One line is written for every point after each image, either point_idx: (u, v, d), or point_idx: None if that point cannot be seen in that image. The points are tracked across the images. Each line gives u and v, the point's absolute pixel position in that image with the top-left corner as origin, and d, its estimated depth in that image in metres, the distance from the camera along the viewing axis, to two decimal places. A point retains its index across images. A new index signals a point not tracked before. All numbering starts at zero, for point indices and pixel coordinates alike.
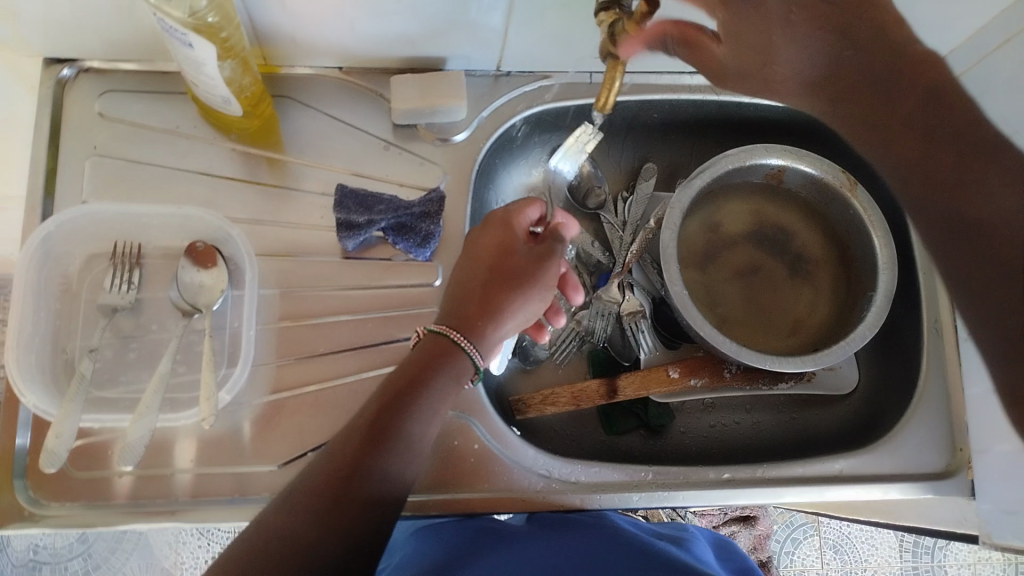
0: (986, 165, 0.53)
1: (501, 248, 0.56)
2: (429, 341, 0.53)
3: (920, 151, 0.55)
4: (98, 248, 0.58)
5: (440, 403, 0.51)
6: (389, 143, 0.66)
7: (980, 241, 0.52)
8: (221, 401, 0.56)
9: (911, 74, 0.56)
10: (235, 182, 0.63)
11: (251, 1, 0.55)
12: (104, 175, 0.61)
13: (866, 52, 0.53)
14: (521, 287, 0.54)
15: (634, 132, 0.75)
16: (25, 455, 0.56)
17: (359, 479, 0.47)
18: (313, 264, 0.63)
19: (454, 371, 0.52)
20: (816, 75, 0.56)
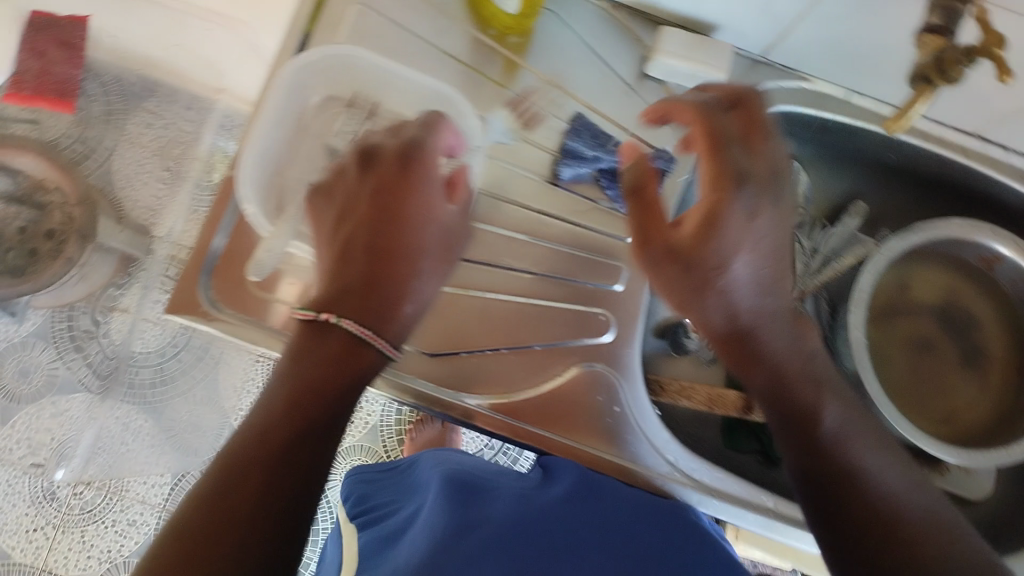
0: (801, 372, 0.54)
1: (389, 208, 0.50)
2: (300, 332, 0.50)
3: (788, 376, 0.54)
4: (338, 92, 0.59)
5: (331, 397, 0.48)
6: (631, 89, 0.64)
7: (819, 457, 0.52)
8: None
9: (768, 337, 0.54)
10: (478, 76, 0.63)
11: None
12: (363, 25, 0.61)
13: (774, 301, 0.54)
14: (412, 264, 0.50)
15: (860, 167, 0.72)
16: (215, 259, 0.58)
17: (248, 501, 0.44)
18: (520, 177, 0.63)
19: (353, 360, 0.49)
20: (723, 318, 0.54)
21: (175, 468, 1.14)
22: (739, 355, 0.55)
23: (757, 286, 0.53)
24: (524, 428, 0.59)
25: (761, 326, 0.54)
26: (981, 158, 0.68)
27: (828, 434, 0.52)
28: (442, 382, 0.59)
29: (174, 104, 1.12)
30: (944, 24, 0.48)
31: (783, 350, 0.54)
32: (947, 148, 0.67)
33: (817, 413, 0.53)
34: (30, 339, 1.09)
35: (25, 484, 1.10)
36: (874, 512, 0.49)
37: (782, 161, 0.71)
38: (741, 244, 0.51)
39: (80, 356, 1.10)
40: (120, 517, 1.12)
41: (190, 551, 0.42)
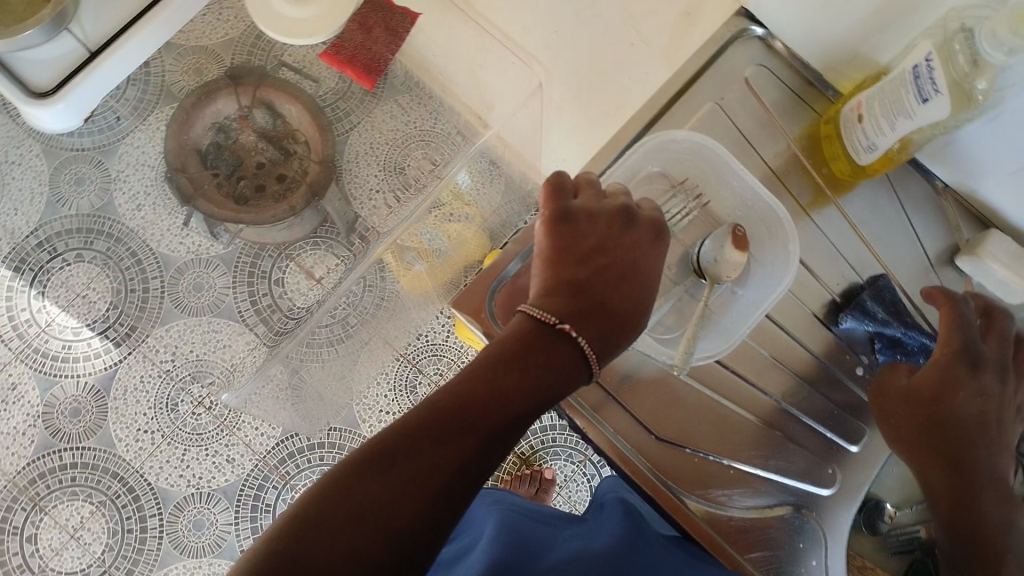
0: (1000, 532, 0.54)
1: (634, 262, 0.56)
2: (533, 331, 0.52)
3: (975, 525, 0.54)
4: (672, 171, 0.63)
5: (534, 400, 0.50)
6: (932, 269, 0.65)
7: None
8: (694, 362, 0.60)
9: (971, 477, 0.54)
10: (793, 202, 0.65)
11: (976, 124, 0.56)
12: (712, 122, 0.65)
13: (985, 457, 0.55)
14: (631, 309, 0.55)
15: None
16: (503, 278, 0.61)
17: (445, 466, 0.46)
18: (795, 305, 0.64)
19: (563, 377, 0.52)
20: (931, 444, 0.56)
21: (290, 428, 1.11)
22: (935, 483, 0.55)
23: (973, 429, 0.55)
24: (718, 539, 0.59)
25: (971, 468, 0.54)
26: None
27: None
28: (658, 463, 0.59)
29: (424, 106, 1.09)
30: None
31: (991, 499, 0.54)
32: None
33: (996, 562, 0.53)
34: (216, 261, 1.12)
35: (157, 387, 1.09)
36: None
37: None
38: (975, 389, 0.55)
39: (250, 290, 1.12)
40: (223, 450, 1.10)
41: (385, 490, 0.44)
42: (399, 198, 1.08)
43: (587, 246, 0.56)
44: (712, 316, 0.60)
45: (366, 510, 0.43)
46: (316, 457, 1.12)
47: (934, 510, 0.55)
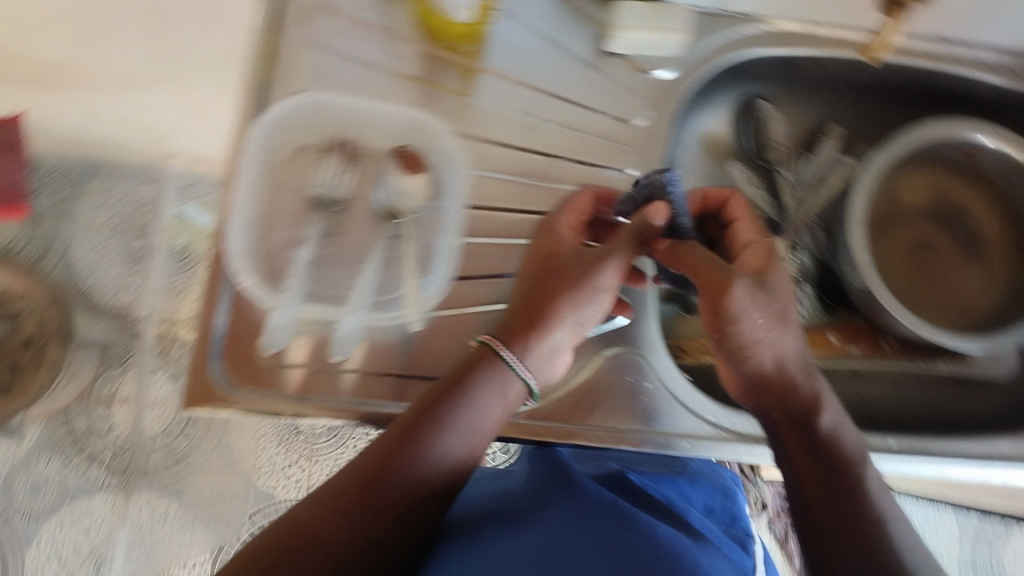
0: (834, 436, 0.52)
1: (553, 251, 0.56)
2: (475, 353, 0.54)
3: (805, 433, 0.52)
4: (307, 139, 0.58)
5: (470, 416, 0.52)
6: (594, 68, 0.62)
7: (847, 510, 0.49)
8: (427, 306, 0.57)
9: (791, 388, 0.53)
10: (435, 89, 0.61)
11: None
12: (313, 67, 0.59)
13: (800, 364, 0.54)
14: (563, 284, 0.54)
15: (824, 90, 0.72)
16: (220, 340, 0.56)
17: (383, 492, 0.50)
18: (497, 182, 0.61)
19: (493, 383, 0.53)
20: (758, 359, 0.53)
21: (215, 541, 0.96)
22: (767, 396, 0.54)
23: (783, 337, 0.53)
24: (568, 426, 0.60)
25: (791, 378, 0.53)
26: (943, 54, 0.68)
27: (848, 532, 0.48)
28: None
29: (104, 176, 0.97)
30: None
31: (821, 409, 0.53)
32: (912, 56, 0.68)
33: (836, 460, 0.51)
34: (32, 456, 0.86)
35: None
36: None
37: (753, 103, 0.72)
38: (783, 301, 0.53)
39: (88, 458, 0.88)
40: None
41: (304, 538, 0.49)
42: None
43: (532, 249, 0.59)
44: (431, 244, 0.57)
45: (300, 539, 0.49)
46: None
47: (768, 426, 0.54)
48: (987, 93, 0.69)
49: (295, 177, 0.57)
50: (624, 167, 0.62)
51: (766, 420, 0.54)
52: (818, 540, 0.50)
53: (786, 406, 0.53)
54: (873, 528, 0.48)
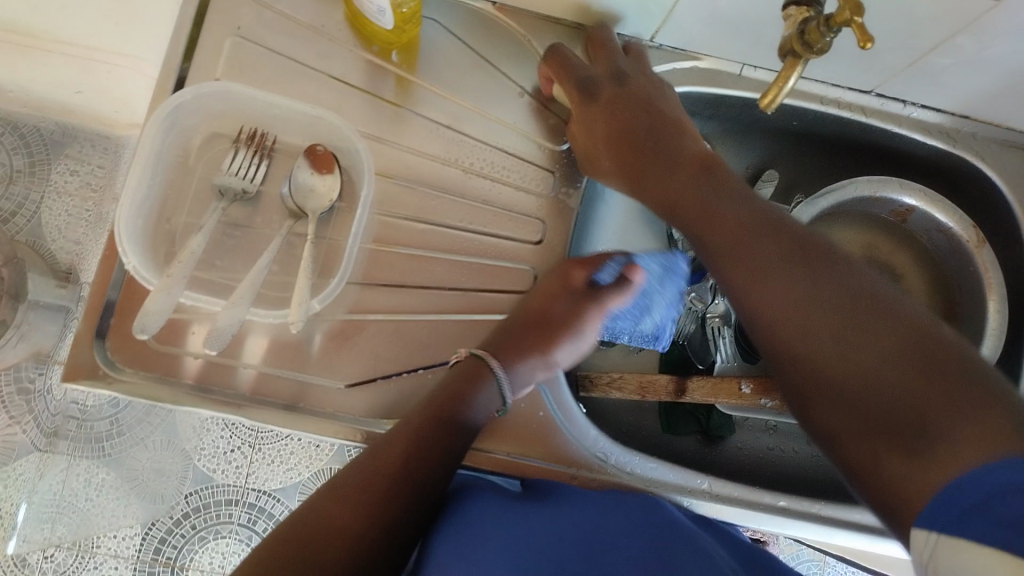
0: (783, 250, 0.52)
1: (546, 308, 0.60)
2: (466, 364, 0.57)
3: (742, 242, 0.54)
4: (222, 128, 0.58)
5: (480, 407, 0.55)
6: (525, 92, 0.64)
7: (807, 295, 0.50)
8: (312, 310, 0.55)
9: (752, 227, 0.54)
10: (363, 94, 0.61)
11: None
12: (240, 57, 0.60)
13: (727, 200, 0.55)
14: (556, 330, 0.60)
15: (761, 135, 0.72)
16: (110, 317, 0.56)
17: (398, 480, 0.50)
18: (416, 192, 0.62)
19: (486, 393, 0.56)
20: (655, 143, 0.59)
21: (146, 517, 0.90)
22: (737, 245, 0.54)
23: (671, 142, 0.59)
24: None
25: (715, 186, 0.56)
26: (880, 113, 0.67)
27: (851, 365, 0.47)
28: (358, 412, 0.58)
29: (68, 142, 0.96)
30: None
31: (774, 225, 0.54)
32: (845, 109, 0.66)
33: (806, 253, 0.52)
34: None
35: None
36: (928, 419, 0.41)
37: None
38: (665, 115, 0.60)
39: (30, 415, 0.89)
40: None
41: (327, 524, 0.46)
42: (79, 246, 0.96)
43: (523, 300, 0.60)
44: (337, 246, 0.58)
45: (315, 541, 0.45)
46: (189, 528, 0.91)
47: (726, 271, 0.55)
48: (922, 156, 0.69)
49: (202, 165, 0.57)
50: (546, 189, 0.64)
51: (722, 269, 0.55)
52: (837, 357, 0.47)
53: (779, 255, 0.52)
54: (857, 302, 0.48)
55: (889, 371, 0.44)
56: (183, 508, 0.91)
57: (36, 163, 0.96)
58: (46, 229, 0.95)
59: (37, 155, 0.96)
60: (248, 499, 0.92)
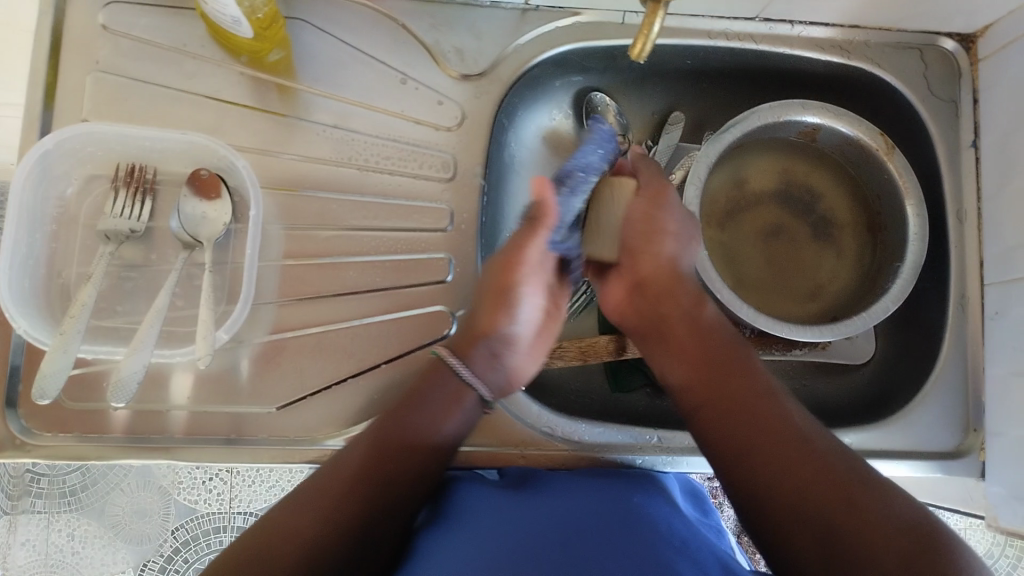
0: (713, 341, 0.55)
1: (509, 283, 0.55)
2: (429, 368, 0.55)
3: (685, 341, 0.56)
4: (98, 170, 0.55)
5: (444, 406, 0.54)
6: (407, 77, 0.62)
7: (720, 396, 0.52)
8: (220, 340, 0.54)
9: (676, 322, 0.56)
10: (243, 108, 0.59)
11: None
12: (105, 93, 0.58)
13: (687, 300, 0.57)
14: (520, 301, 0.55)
15: (662, 78, 0.71)
16: (20, 383, 0.55)
17: (361, 491, 0.48)
18: (316, 200, 0.60)
19: (450, 389, 0.54)
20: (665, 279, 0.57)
21: (138, 559, 0.90)
22: (676, 337, 0.56)
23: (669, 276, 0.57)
24: None
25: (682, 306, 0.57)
26: (771, 37, 0.66)
27: (796, 463, 0.47)
28: (295, 432, 0.57)
29: None
30: None
31: (705, 330, 0.56)
32: (735, 39, 0.66)
33: (729, 358, 0.54)
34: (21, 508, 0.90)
35: None
36: (833, 531, 0.44)
37: (588, 96, 0.70)
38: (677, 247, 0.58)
39: None
40: None
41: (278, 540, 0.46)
42: None
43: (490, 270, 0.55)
44: (241, 270, 0.56)
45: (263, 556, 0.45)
46: (183, 561, 0.91)
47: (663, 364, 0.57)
48: (820, 72, 0.68)
49: (83, 212, 0.55)
50: (450, 174, 0.62)
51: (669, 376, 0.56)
52: (759, 472, 0.48)
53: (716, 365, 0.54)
54: (785, 429, 0.49)
55: (800, 472, 0.47)
56: (171, 544, 0.91)
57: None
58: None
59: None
60: (235, 522, 0.91)
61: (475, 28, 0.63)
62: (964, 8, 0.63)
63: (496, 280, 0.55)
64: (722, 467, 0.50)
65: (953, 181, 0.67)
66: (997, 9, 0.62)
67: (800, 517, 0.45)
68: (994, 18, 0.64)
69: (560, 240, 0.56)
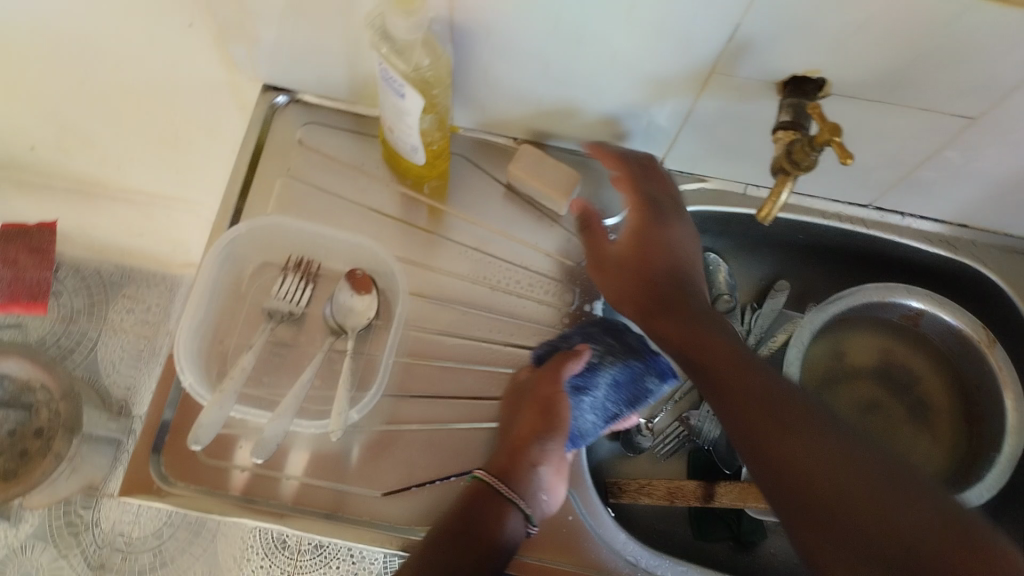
0: (678, 292, 0.59)
1: (548, 403, 0.58)
2: (472, 486, 0.57)
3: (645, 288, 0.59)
4: (272, 256, 0.64)
5: (490, 523, 0.55)
6: (544, 216, 0.70)
7: (700, 347, 0.55)
8: (349, 419, 0.59)
9: (644, 275, 0.60)
10: (400, 223, 0.68)
11: (464, 74, 0.61)
12: (289, 195, 0.67)
13: (674, 256, 0.61)
14: (552, 425, 0.58)
15: (771, 249, 0.77)
16: (164, 433, 0.61)
17: None
18: (450, 311, 0.67)
19: (495, 506, 0.56)
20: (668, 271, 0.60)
21: None
22: (643, 281, 0.60)
23: (671, 267, 0.60)
24: None
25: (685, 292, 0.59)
26: (879, 223, 0.71)
27: (827, 482, 0.46)
28: (394, 520, 0.60)
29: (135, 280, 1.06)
30: (793, 120, 0.54)
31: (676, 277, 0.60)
32: (846, 220, 0.71)
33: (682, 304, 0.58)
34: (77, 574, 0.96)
35: None
36: (851, 514, 0.45)
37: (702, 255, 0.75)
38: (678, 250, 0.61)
39: (77, 549, 0.94)
40: None
41: None
42: (138, 366, 1.03)
43: (526, 397, 0.60)
44: (375, 359, 0.62)
45: None
46: None
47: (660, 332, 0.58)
48: (926, 262, 0.73)
49: (252, 291, 0.63)
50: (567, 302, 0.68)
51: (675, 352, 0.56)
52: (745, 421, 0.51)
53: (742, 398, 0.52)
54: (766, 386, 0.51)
55: (793, 437, 0.48)
56: None
57: (97, 302, 1.04)
58: (103, 362, 1.02)
59: (99, 294, 1.05)
60: None
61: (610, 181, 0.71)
62: None
63: (534, 399, 0.59)
64: (734, 424, 0.51)
65: None
66: None
67: (802, 481, 0.47)
68: None
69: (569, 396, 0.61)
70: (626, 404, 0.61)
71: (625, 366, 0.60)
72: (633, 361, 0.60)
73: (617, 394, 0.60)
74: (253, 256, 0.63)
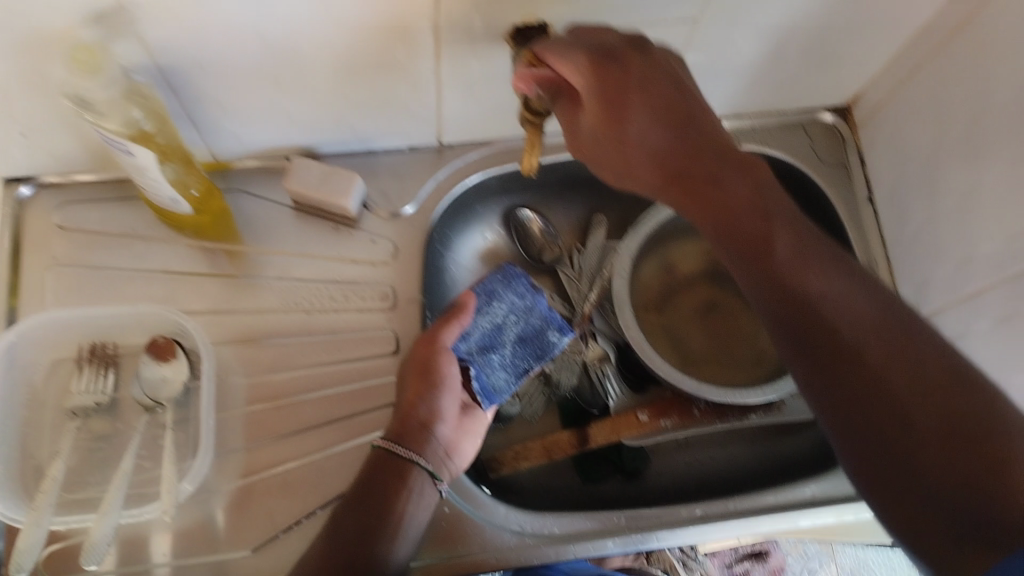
0: (736, 180, 0.52)
1: (428, 364, 0.60)
2: (371, 457, 0.58)
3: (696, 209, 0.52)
4: (63, 353, 0.60)
5: (391, 491, 0.55)
6: (339, 225, 0.68)
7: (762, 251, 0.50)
8: (183, 491, 0.57)
9: (698, 186, 0.51)
10: (196, 275, 0.65)
11: (197, 112, 0.58)
12: (67, 284, 0.63)
13: (696, 129, 0.51)
14: (437, 382, 0.60)
15: (578, 187, 0.77)
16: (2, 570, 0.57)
17: None
18: (275, 346, 0.64)
19: (397, 469, 0.56)
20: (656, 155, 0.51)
21: None
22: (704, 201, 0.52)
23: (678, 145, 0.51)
24: None
25: (714, 166, 0.51)
26: None
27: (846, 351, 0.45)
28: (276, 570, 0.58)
29: None
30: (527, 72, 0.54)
31: (737, 187, 0.51)
32: None
33: (715, 175, 0.51)
34: None
35: None
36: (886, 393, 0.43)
37: (514, 213, 0.76)
38: (695, 115, 0.51)
39: None
40: None
41: None
42: None
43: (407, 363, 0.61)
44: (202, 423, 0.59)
45: None
46: None
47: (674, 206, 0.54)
48: None
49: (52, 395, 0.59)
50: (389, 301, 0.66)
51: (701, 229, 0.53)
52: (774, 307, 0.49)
53: (743, 252, 0.51)
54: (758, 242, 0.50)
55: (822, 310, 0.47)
56: None
57: None
58: None
59: None
60: None
61: (398, 170, 0.70)
62: (835, 82, 0.70)
63: (416, 363, 0.60)
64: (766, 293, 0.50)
65: (859, 232, 0.72)
66: (864, 76, 0.69)
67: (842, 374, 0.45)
68: (863, 85, 0.71)
69: (465, 351, 0.64)
70: (535, 357, 0.65)
71: (527, 322, 0.66)
72: (531, 317, 0.66)
73: (525, 349, 0.65)
74: (41, 360, 0.59)
